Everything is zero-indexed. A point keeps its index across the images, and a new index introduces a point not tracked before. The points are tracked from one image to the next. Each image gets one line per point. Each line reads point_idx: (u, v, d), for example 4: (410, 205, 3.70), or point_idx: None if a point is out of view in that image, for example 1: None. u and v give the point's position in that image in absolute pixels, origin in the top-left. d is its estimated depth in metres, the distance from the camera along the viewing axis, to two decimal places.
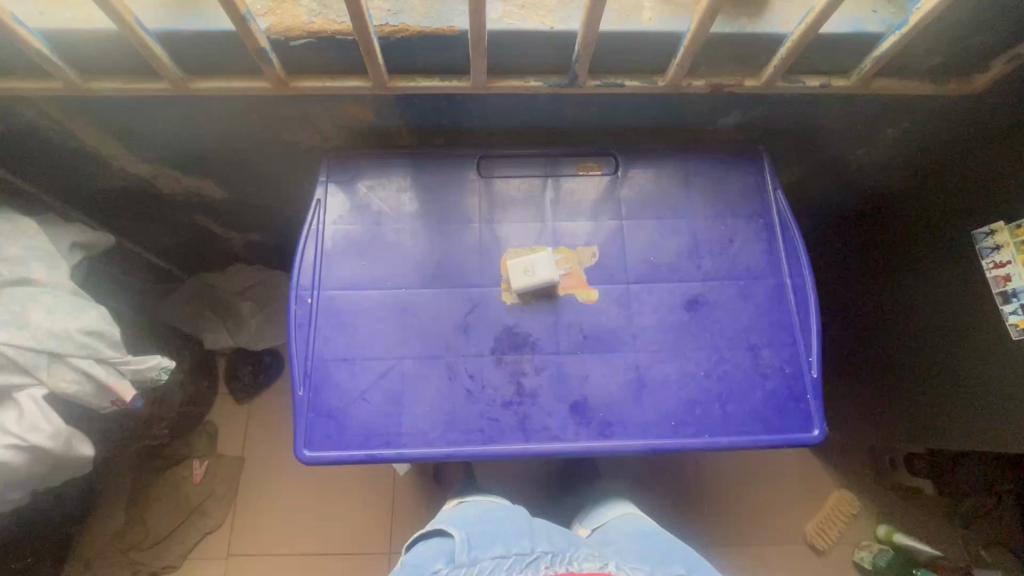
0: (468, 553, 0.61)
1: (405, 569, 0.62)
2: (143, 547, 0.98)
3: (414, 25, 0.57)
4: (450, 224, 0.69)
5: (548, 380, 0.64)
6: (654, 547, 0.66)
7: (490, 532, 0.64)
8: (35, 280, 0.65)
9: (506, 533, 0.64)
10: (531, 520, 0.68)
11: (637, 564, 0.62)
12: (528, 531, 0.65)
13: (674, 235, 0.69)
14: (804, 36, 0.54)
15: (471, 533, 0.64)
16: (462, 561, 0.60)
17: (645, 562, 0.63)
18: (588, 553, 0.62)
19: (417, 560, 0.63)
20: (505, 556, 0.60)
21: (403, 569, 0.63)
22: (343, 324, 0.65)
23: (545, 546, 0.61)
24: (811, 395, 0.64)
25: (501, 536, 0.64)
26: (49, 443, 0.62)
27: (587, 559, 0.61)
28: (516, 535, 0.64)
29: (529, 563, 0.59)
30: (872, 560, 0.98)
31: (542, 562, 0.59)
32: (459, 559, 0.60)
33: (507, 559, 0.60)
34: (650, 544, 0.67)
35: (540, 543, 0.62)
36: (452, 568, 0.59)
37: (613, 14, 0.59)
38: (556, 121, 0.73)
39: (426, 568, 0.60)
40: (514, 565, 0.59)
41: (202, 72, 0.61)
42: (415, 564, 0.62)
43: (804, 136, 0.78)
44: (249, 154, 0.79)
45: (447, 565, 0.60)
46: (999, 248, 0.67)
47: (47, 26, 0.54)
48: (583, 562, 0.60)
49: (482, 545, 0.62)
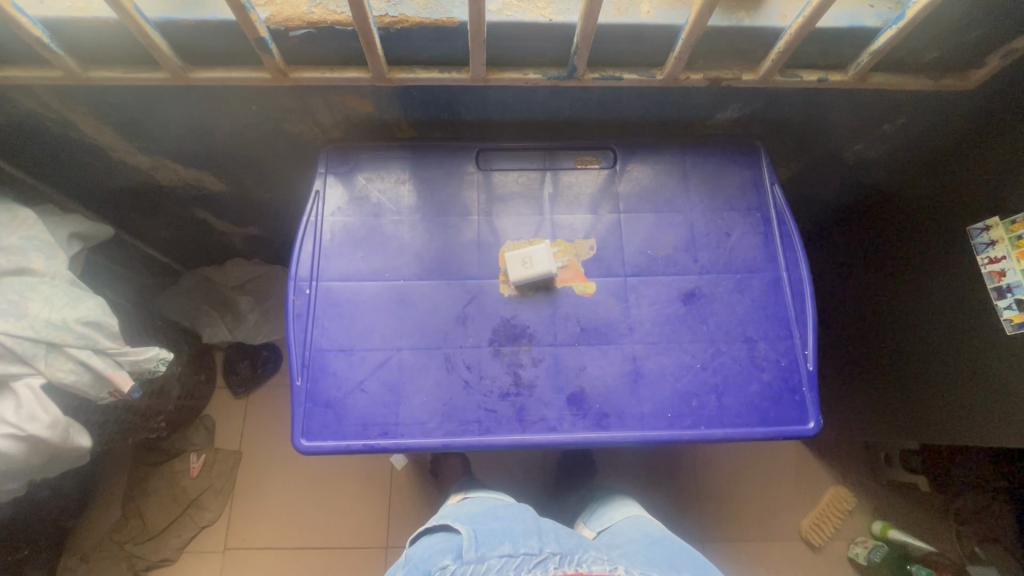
0: (476, 550, 0.61)
1: (411, 564, 0.63)
2: (140, 540, 0.98)
3: (415, 16, 0.57)
4: (449, 216, 0.69)
5: (545, 372, 0.64)
6: (662, 552, 0.65)
7: (498, 531, 0.64)
8: (34, 269, 0.65)
9: (514, 532, 0.64)
10: (539, 519, 0.68)
11: (646, 568, 0.62)
12: (535, 530, 0.65)
13: (671, 228, 0.69)
14: (802, 29, 0.54)
15: (478, 531, 0.65)
16: (471, 558, 0.60)
17: (653, 565, 0.62)
18: (596, 556, 0.62)
19: (423, 555, 0.63)
20: (513, 555, 0.60)
21: (408, 564, 0.63)
22: (341, 315, 0.65)
23: (553, 547, 0.61)
24: (807, 387, 0.65)
25: (508, 534, 0.64)
26: (46, 432, 0.62)
27: (596, 562, 0.60)
28: (524, 534, 0.64)
29: (537, 563, 0.59)
30: (866, 556, 0.99)
31: (551, 563, 0.59)
32: (468, 556, 0.60)
33: (515, 558, 0.59)
34: (657, 549, 0.66)
35: (549, 544, 0.62)
36: (460, 565, 0.59)
37: (612, 7, 0.59)
38: (555, 114, 0.73)
39: (435, 563, 0.60)
40: (523, 564, 0.59)
41: (203, 63, 0.61)
42: (421, 558, 0.62)
43: (801, 131, 0.78)
44: (248, 146, 0.79)
45: (455, 561, 0.60)
46: (994, 243, 0.67)
47: (46, 14, 0.54)
48: (592, 565, 0.59)
49: (491, 543, 0.62)
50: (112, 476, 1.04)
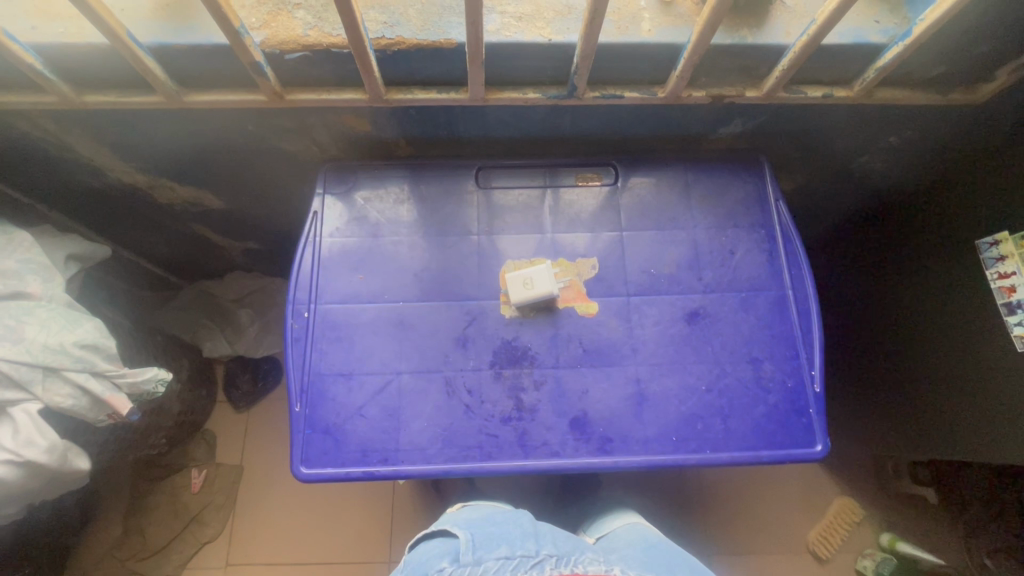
0: (473, 553, 0.59)
1: (408, 569, 0.61)
2: (142, 557, 0.97)
3: (411, 38, 0.56)
4: (449, 235, 0.68)
5: (547, 395, 0.63)
6: (659, 556, 0.65)
7: (495, 534, 0.63)
8: (30, 293, 0.65)
9: (511, 535, 0.63)
10: (536, 522, 0.66)
11: (642, 571, 0.61)
12: (532, 533, 0.63)
13: (674, 245, 0.68)
14: (806, 47, 0.52)
15: (476, 534, 0.63)
16: (468, 561, 0.58)
17: (649, 569, 0.62)
18: (593, 557, 0.61)
19: (420, 560, 0.61)
20: (509, 558, 0.59)
21: (406, 568, 0.61)
22: (339, 339, 0.64)
23: (549, 550, 0.60)
24: (814, 410, 0.63)
25: (505, 537, 0.62)
26: (44, 458, 0.62)
27: (592, 562, 0.60)
28: (521, 537, 0.62)
29: (534, 564, 0.58)
30: (874, 569, 0.97)
31: (547, 564, 0.58)
32: (464, 559, 0.58)
33: (511, 560, 0.58)
34: (653, 553, 0.65)
35: (545, 546, 0.61)
36: (457, 567, 0.58)
37: (612, 26, 0.58)
38: (555, 131, 0.72)
39: (431, 567, 0.59)
40: (519, 565, 0.58)
41: (198, 85, 0.60)
42: (418, 562, 0.61)
43: (808, 144, 0.77)
44: (246, 164, 0.78)
45: (452, 564, 0.59)
46: (1003, 258, 0.66)
47: (38, 40, 0.53)
48: (587, 565, 0.59)
49: (488, 545, 0.61)
50: (114, 492, 1.03)
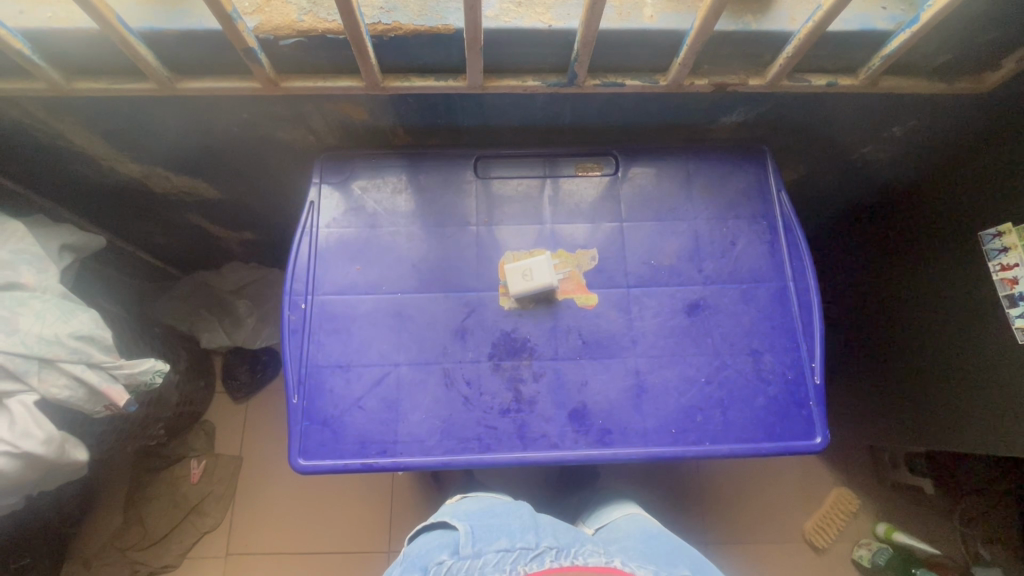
0: (472, 545, 0.59)
1: (406, 561, 0.61)
2: (142, 547, 0.97)
3: (408, 24, 0.55)
4: (448, 225, 0.68)
5: (546, 387, 0.63)
6: (660, 548, 0.64)
7: (495, 526, 0.63)
8: (24, 284, 0.64)
9: (510, 527, 0.62)
10: (536, 515, 0.66)
11: (643, 563, 0.61)
12: (532, 526, 0.63)
13: (674, 236, 0.68)
14: (810, 34, 0.51)
15: (475, 525, 0.63)
16: (467, 554, 0.58)
17: (650, 561, 0.61)
18: (593, 549, 0.61)
19: (418, 552, 0.61)
20: (509, 550, 0.59)
21: (405, 561, 0.61)
22: (337, 330, 0.64)
23: (550, 542, 0.60)
24: (814, 401, 0.63)
25: (506, 529, 0.62)
26: (41, 449, 0.61)
27: (591, 554, 0.59)
28: (521, 529, 0.62)
29: (534, 557, 0.58)
30: (870, 559, 0.97)
31: (547, 556, 0.58)
32: (464, 551, 0.58)
33: (511, 552, 0.58)
34: (655, 545, 0.65)
35: (545, 538, 0.61)
36: (457, 560, 0.58)
37: (613, 12, 0.57)
38: (555, 120, 0.71)
39: (430, 559, 0.59)
40: (520, 557, 0.57)
41: (192, 72, 0.59)
42: (417, 555, 0.60)
43: (810, 134, 0.76)
44: (241, 153, 0.77)
45: (452, 556, 0.59)
46: (1007, 250, 0.65)
47: (25, 25, 0.52)
48: (587, 556, 0.59)
49: (488, 538, 0.60)
50: (113, 482, 1.03)
